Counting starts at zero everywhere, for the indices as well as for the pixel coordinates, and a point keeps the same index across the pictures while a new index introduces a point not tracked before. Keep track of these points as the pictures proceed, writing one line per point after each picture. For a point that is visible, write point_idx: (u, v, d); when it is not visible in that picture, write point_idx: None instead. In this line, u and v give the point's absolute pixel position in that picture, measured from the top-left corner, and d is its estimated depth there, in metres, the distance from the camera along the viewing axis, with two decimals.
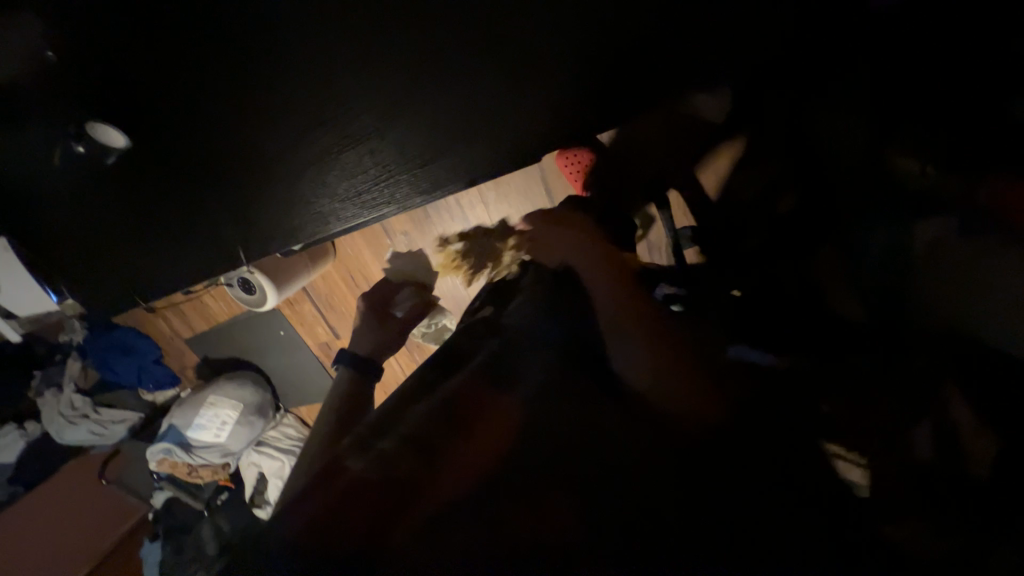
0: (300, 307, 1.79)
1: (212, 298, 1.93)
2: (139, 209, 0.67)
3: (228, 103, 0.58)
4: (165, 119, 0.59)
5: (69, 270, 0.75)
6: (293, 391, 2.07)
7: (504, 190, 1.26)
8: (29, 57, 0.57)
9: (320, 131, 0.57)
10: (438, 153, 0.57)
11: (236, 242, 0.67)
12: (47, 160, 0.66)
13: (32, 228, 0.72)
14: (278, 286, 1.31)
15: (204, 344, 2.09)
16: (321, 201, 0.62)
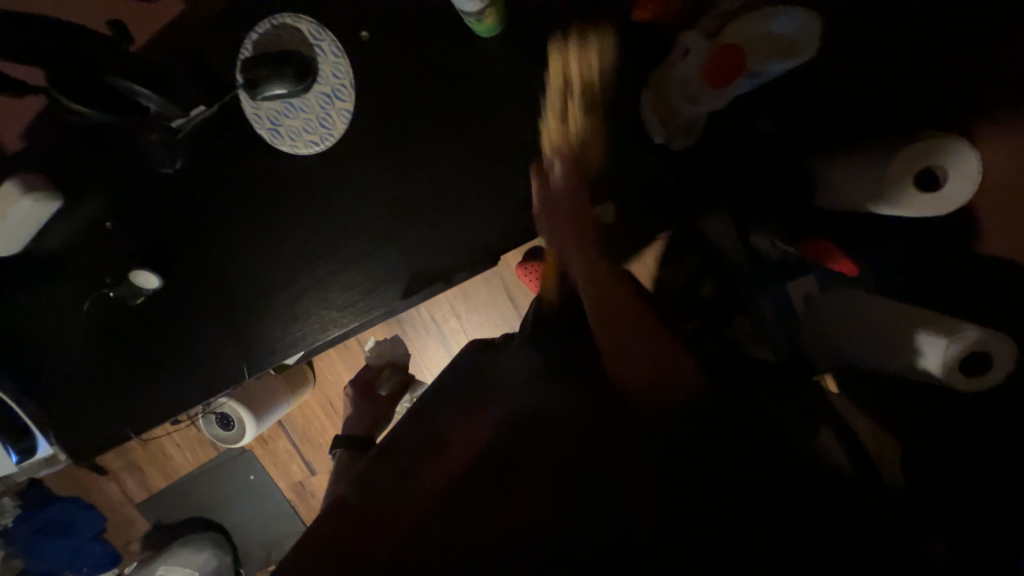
0: (273, 445, 1.73)
1: (176, 447, 1.83)
2: (140, 349, 0.75)
3: (232, 241, 0.69)
4: (182, 258, 0.70)
5: (70, 410, 0.80)
6: (257, 548, 1.85)
7: (474, 302, 1.42)
8: (81, 232, 0.71)
9: (316, 229, 0.67)
10: (415, 223, 0.65)
11: (232, 367, 0.73)
12: (71, 314, 0.76)
13: (43, 371, 0.79)
14: (257, 417, 1.32)
15: (159, 506, 1.92)
16: (318, 313, 0.70)
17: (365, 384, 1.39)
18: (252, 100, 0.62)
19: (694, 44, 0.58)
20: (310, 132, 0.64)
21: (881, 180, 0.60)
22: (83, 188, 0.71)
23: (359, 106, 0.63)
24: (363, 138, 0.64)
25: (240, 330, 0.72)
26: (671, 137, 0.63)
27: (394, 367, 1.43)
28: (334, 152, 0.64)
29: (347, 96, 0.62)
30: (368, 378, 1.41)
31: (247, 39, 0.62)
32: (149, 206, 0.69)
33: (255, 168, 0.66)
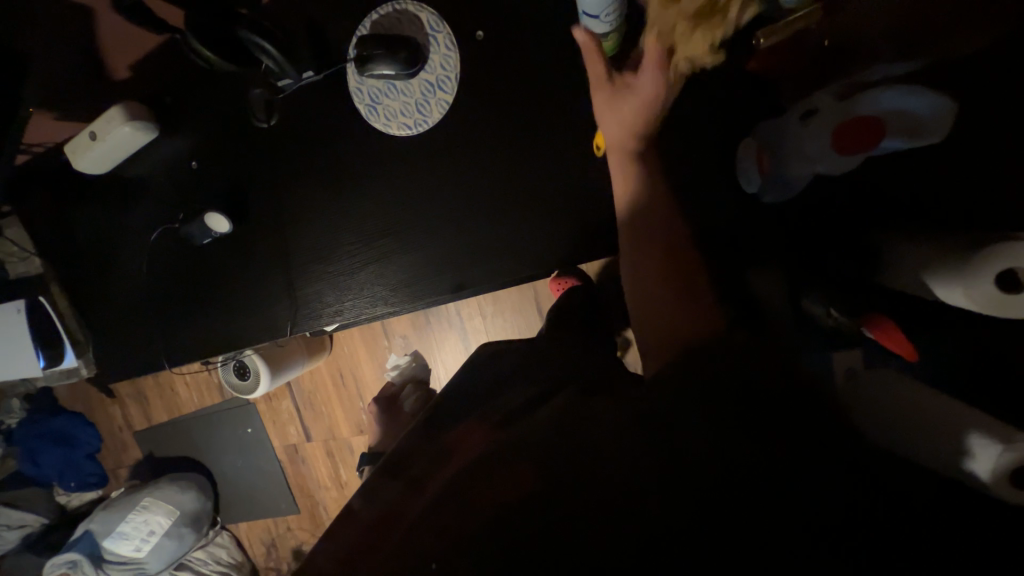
0: (277, 404, 1.76)
1: (185, 386, 1.87)
2: (194, 287, 0.78)
3: (304, 204, 0.72)
4: (255, 210, 0.73)
5: (116, 330, 0.84)
6: (239, 501, 1.88)
7: (502, 307, 1.42)
8: (169, 166, 0.75)
9: (385, 207, 0.69)
10: (482, 221, 0.66)
11: (277, 322, 0.75)
12: (141, 240, 0.80)
13: (103, 288, 0.83)
14: (273, 375, 1.34)
15: (155, 438, 1.96)
16: (368, 288, 0.71)
17: (389, 402, 1.39)
18: (359, 75, 0.65)
19: (820, 105, 0.55)
20: (404, 115, 0.66)
21: (959, 267, 0.59)
22: (180, 126, 0.74)
23: (457, 98, 0.65)
24: (453, 129, 0.66)
25: (292, 289, 0.74)
26: (767, 188, 0.63)
27: (414, 386, 1.42)
28: (422, 139, 0.66)
29: (449, 87, 0.64)
30: (393, 394, 1.42)
31: (367, 17, 0.65)
32: (236, 155, 0.73)
33: (344, 138, 0.69)
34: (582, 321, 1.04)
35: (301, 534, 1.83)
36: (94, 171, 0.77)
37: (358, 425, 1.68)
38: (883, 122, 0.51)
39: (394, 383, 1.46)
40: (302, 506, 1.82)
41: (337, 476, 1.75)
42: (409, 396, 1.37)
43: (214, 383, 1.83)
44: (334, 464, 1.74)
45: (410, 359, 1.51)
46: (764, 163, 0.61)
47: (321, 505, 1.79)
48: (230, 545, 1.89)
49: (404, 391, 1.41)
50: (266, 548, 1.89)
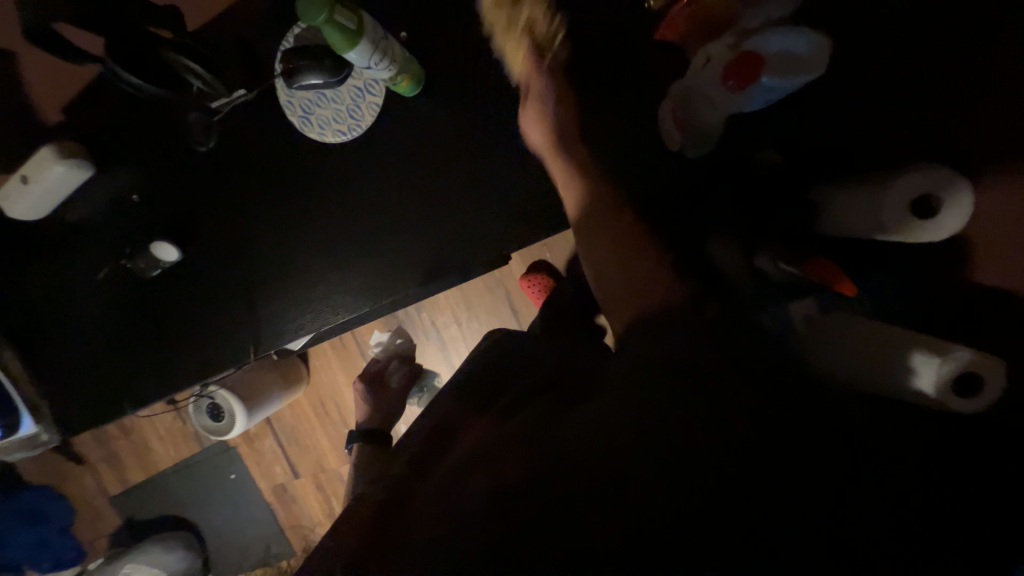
0: (259, 443, 1.70)
1: (159, 440, 1.79)
2: (148, 323, 0.76)
3: (251, 222, 0.71)
4: (203, 235, 0.72)
5: (71, 381, 0.81)
6: (230, 554, 1.79)
7: (476, 309, 1.43)
8: (110, 204, 0.74)
9: (333, 215, 0.70)
10: (432, 218, 0.68)
11: (238, 346, 0.74)
12: (88, 283, 0.78)
13: (52, 339, 0.81)
14: (249, 411, 1.30)
15: (134, 501, 1.87)
16: (327, 298, 0.71)
17: (375, 378, 1.36)
18: (288, 87, 0.66)
19: (715, 53, 0.59)
20: (341, 124, 0.67)
21: (877, 200, 0.63)
22: (116, 162, 0.74)
23: (388, 101, 0.67)
24: (391, 131, 0.67)
25: (251, 313, 0.73)
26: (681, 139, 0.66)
27: (400, 360, 1.41)
28: (359, 143, 0.68)
29: (378, 91, 0.66)
30: (377, 372, 1.39)
31: (289, 32, 0.66)
32: (177, 183, 0.72)
33: (284, 155, 0.69)
34: None
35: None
36: (32, 218, 0.75)
37: (346, 453, 1.63)
38: (765, 56, 0.55)
39: (380, 359, 1.43)
40: (298, 548, 1.75)
41: (331, 509, 1.69)
42: (396, 372, 1.37)
43: (189, 432, 1.75)
44: (326, 497, 1.68)
45: (391, 334, 1.48)
46: (676, 113, 0.64)
47: (317, 543, 1.72)
48: None
49: (390, 367, 1.39)
50: None
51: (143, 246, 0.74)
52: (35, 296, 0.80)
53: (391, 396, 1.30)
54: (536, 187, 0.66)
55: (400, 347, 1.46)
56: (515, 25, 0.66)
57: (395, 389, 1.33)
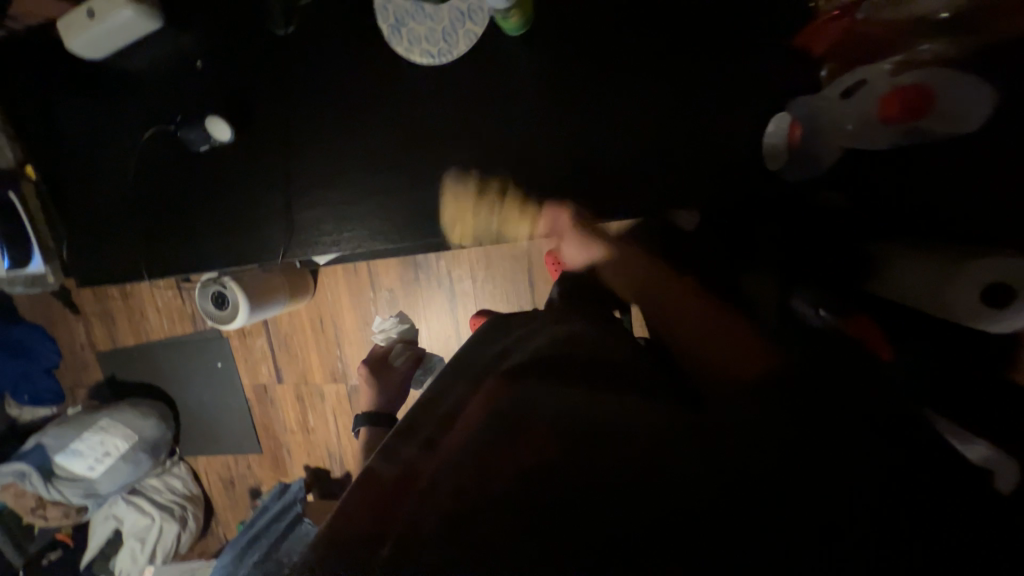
0: (250, 341, 1.73)
1: (155, 312, 1.81)
2: (182, 197, 0.75)
3: (312, 122, 0.69)
4: (259, 123, 0.70)
5: (92, 233, 0.80)
6: (200, 434, 1.87)
7: (495, 272, 1.41)
8: (170, 64, 0.71)
9: (396, 138, 0.67)
10: (494, 172, 0.65)
11: (267, 244, 0.73)
12: (130, 138, 0.75)
13: (82, 186, 0.79)
14: (252, 308, 1.30)
15: (119, 361, 1.91)
16: (367, 221, 0.69)
17: (377, 359, 1.34)
18: None
19: (873, 79, 0.58)
20: (429, 46, 0.63)
21: (947, 273, 0.61)
22: (186, 21, 0.70)
23: (484, 35, 0.63)
24: (478, 66, 0.64)
25: (288, 216, 0.72)
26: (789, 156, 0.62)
27: (405, 343, 1.41)
28: (442, 70, 0.64)
29: (480, 21, 0.62)
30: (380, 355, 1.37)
31: None
32: (245, 61, 0.69)
33: (362, 61, 0.66)
34: (571, 296, 1.05)
35: (260, 473, 1.85)
36: (89, 56, 0.72)
37: (332, 374, 1.67)
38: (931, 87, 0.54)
39: (382, 345, 1.42)
40: (265, 447, 1.82)
41: (304, 421, 1.74)
42: (399, 353, 1.36)
43: (185, 312, 1.77)
44: (302, 409, 1.73)
45: (394, 320, 1.48)
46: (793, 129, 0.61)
47: (285, 448, 1.79)
48: (186, 477, 1.91)
49: (393, 350, 1.39)
50: (224, 485, 1.91)
51: (195, 117, 0.71)
52: (75, 138, 0.78)
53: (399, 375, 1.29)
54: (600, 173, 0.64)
55: (404, 332, 1.46)
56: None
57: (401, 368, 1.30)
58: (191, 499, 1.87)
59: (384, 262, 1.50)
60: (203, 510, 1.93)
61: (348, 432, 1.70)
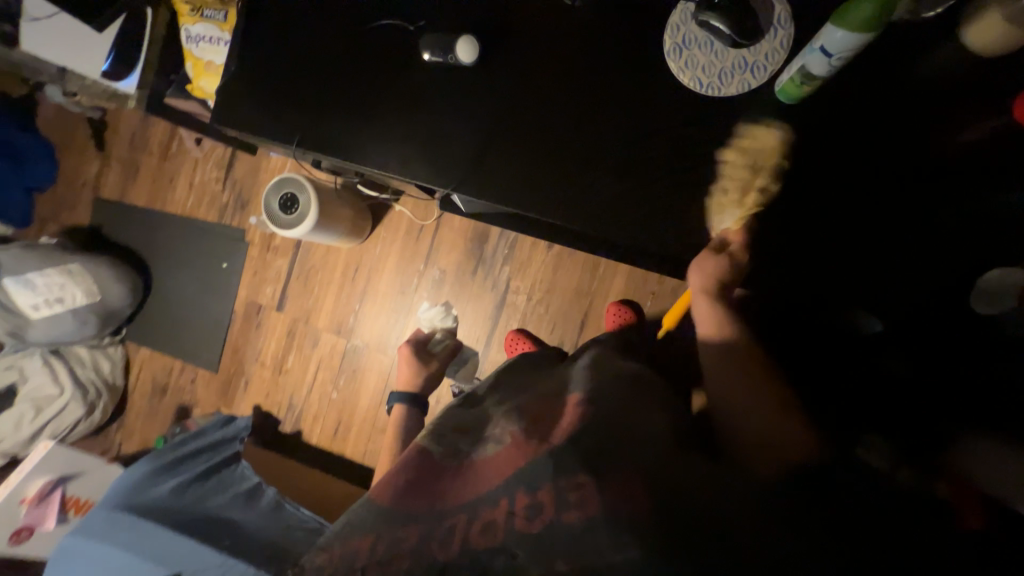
0: (270, 257, 1.62)
1: (186, 185, 1.69)
2: (377, 93, 0.74)
3: (544, 90, 0.69)
4: (495, 65, 0.70)
5: (263, 91, 0.78)
6: (160, 326, 1.68)
7: (554, 299, 1.41)
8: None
9: (625, 136, 0.67)
10: (578, 172, 0.68)
11: (439, 171, 0.72)
12: (355, 23, 0.75)
13: (282, 44, 0.78)
14: (314, 226, 1.23)
15: (116, 217, 1.75)
16: (546, 189, 0.70)
17: (418, 345, 1.39)
18: (690, 15, 0.63)
19: None
20: (703, 75, 0.64)
21: None
22: None
23: (760, 92, 0.63)
24: (733, 116, 0.64)
25: (466, 173, 0.71)
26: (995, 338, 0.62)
27: (446, 332, 1.44)
28: (701, 104, 0.65)
29: (759, 77, 0.63)
30: (423, 342, 1.40)
31: None
32: (513, 8, 0.70)
33: (625, 58, 0.67)
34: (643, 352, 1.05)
35: (202, 394, 1.66)
36: None
37: (338, 324, 1.56)
38: None
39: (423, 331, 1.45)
40: (223, 368, 1.65)
41: (281, 359, 1.60)
42: (440, 341, 1.40)
43: (218, 200, 1.66)
44: (287, 346, 1.60)
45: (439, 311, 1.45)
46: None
47: (245, 377, 1.62)
48: (117, 364, 1.68)
49: (434, 338, 1.43)
50: (154, 388, 1.69)
51: (444, 36, 0.70)
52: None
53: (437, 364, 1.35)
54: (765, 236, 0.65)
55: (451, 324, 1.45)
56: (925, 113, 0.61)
57: (440, 359, 1.36)
58: (109, 388, 1.64)
59: (451, 242, 1.48)
60: (114, 405, 1.68)
61: (322, 389, 1.56)
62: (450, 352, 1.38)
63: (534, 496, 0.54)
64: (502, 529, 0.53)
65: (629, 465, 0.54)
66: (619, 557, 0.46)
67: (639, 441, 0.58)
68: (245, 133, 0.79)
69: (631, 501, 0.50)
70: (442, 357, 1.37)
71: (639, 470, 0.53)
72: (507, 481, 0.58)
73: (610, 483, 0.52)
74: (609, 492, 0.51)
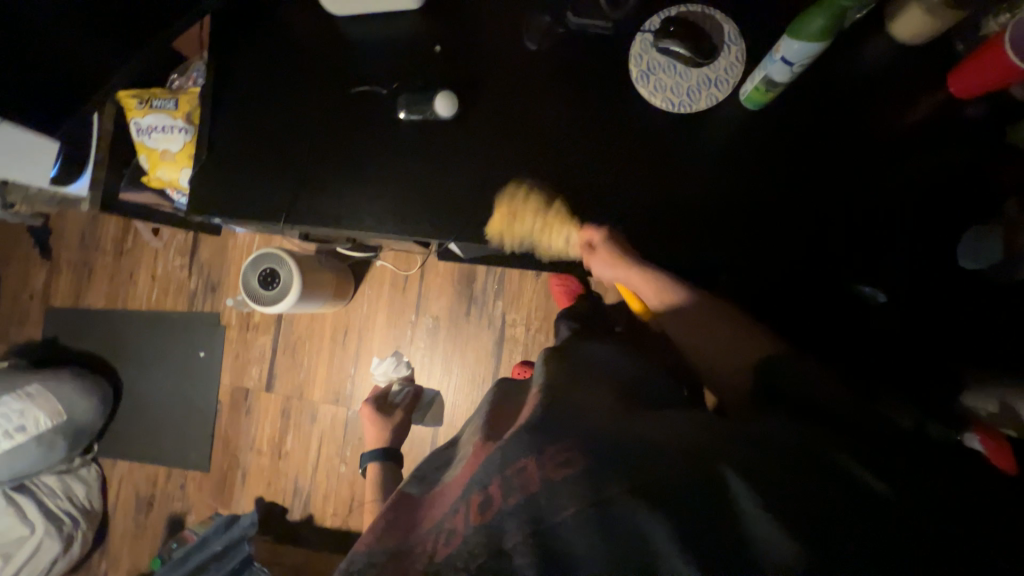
0: (251, 337, 1.54)
1: (149, 278, 1.60)
2: (362, 157, 0.74)
3: (528, 130, 0.72)
4: (476, 115, 0.72)
5: (246, 177, 0.77)
6: (138, 432, 1.54)
7: (551, 325, 1.41)
8: (410, 46, 0.74)
9: (613, 162, 0.70)
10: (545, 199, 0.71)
11: (436, 223, 0.72)
12: (329, 94, 0.76)
13: (256, 124, 0.77)
14: (300, 297, 1.19)
15: (72, 324, 1.62)
16: (546, 222, 0.71)
17: (379, 400, 1.38)
18: (652, 44, 0.68)
19: None
20: (675, 96, 0.68)
21: None
22: (434, 14, 0.74)
23: (730, 103, 0.68)
24: (710, 128, 0.69)
25: (463, 223, 0.72)
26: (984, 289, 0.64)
27: (404, 380, 1.43)
28: (678, 121, 0.69)
29: (723, 90, 0.67)
30: (382, 396, 1.40)
31: (676, 6, 0.68)
32: (485, 60, 0.73)
33: (600, 90, 0.70)
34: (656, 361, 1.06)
35: (194, 498, 1.52)
36: (329, 10, 0.74)
37: (335, 392, 1.49)
38: None
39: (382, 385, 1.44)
40: (214, 465, 1.52)
41: (280, 442, 1.50)
42: (399, 391, 1.40)
43: (186, 287, 1.58)
44: (283, 427, 1.51)
45: (390, 360, 1.44)
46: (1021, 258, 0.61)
47: (241, 470, 1.51)
48: (93, 485, 1.52)
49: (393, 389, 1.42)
50: (139, 503, 1.54)
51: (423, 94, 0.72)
52: (267, 78, 0.77)
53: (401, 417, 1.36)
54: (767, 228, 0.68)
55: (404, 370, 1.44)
56: (877, 98, 0.67)
57: (403, 409, 1.37)
58: (87, 514, 1.47)
59: (439, 288, 1.46)
60: (93, 533, 1.51)
61: (329, 464, 1.47)
62: (409, 398, 1.39)
63: (488, 489, 0.49)
64: (459, 525, 0.48)
65: (564, 432, 0.51)
66: (568, 513, 0.42)
67: (582, 408, 0.56)
68: (225, 218, 0.76)
69: (573, 463, 0.46)
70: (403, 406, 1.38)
71: (606, 445, 0.48)
72: (468, 484, 0.53)
73: (551, 452, 0.49)
74: (545, 459, 0.48)
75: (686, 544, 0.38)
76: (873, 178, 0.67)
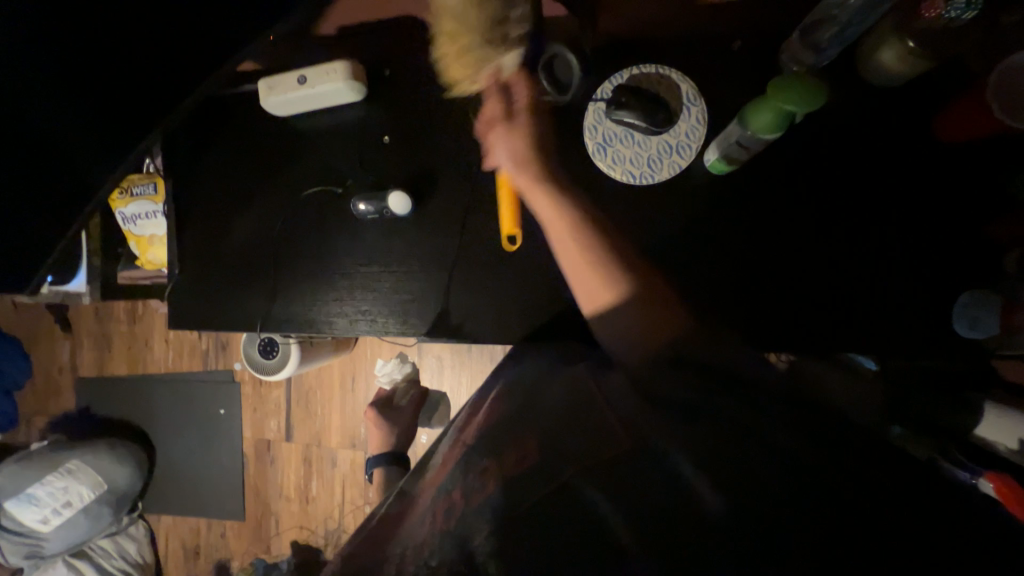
0: (265, 389, 1.59)
1: (163, 342, 1.66)
2: (328, 256, 0.74)
3: (488, 214, 0.70)
4: (433, 203, 0.71)
5: (214, 289, 0.77)
6: (175, 490, 1.64)
7: None
8: (361, 139, 0.73)
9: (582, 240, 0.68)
10: (517, 256, 0.69)
11: (411, 319, 0.72)
12: (289, 195, 0.75)
13: (221, 233, 0.77)
14: (301, 361, 1.21)
15: (101, 392, 1.71)
16: (521, 308, 0.70)
17: (384, 403, 1.40)
18: (603, 115, 0.65)
19: None
20: (633, 166, 0.66)
21: None
22: (380, 103, 0.73)
23: (692, 167, 0.65)
24: (675, 195, 0.65)
25: (435, 317, 0.71)
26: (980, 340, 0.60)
27: (408, 381, 1.42)
28: (639, 191, 0.66)
29: (686, 155, 0.65)
30: (387, 398, 1.41)
31: (626, 69, 0.65)
32: (436, 146, 0.71)
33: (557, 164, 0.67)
34: None
35: (235, 546, 1.61)
36: (276, 112, 0.74)
37: (351, 438, 1.53)
38: None
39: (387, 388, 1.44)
40: (249, 513, 1.60)
41: (306, 488, 1.56)
42: (402, 394, 1.40)
43: (198, 348, 1.63)
44: (307, 474, 1.56)
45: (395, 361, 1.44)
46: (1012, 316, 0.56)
47: (274, 517, 1.58)
48: (143, 541, 1.63)
49: (397, 391, 1.42)
50: (185, 553, 1.65)
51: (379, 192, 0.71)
52: (226, 185, 0.77)
53: (404, 420, 1.35)
54: (749, 293, 0.64)
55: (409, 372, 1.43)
56: (851, 144, 0.62)
57: (406, 412, 1.37)
58: (142, 568, 1.59)
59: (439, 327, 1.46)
60: None
61: (355, 506, 1.53)
62: (416, 398, 1.39)
63: (449, 499, 0.47)
64: (422, 537, 0.44)
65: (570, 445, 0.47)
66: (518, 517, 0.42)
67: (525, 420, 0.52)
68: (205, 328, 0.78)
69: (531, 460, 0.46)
70: (409, 408, 1.38)
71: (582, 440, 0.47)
72: (441, 491, 0.49)
73: (509, 457, 0.51)
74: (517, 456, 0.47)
75: (613, 510, 0.41)
76: (857, 228, 0.63)
